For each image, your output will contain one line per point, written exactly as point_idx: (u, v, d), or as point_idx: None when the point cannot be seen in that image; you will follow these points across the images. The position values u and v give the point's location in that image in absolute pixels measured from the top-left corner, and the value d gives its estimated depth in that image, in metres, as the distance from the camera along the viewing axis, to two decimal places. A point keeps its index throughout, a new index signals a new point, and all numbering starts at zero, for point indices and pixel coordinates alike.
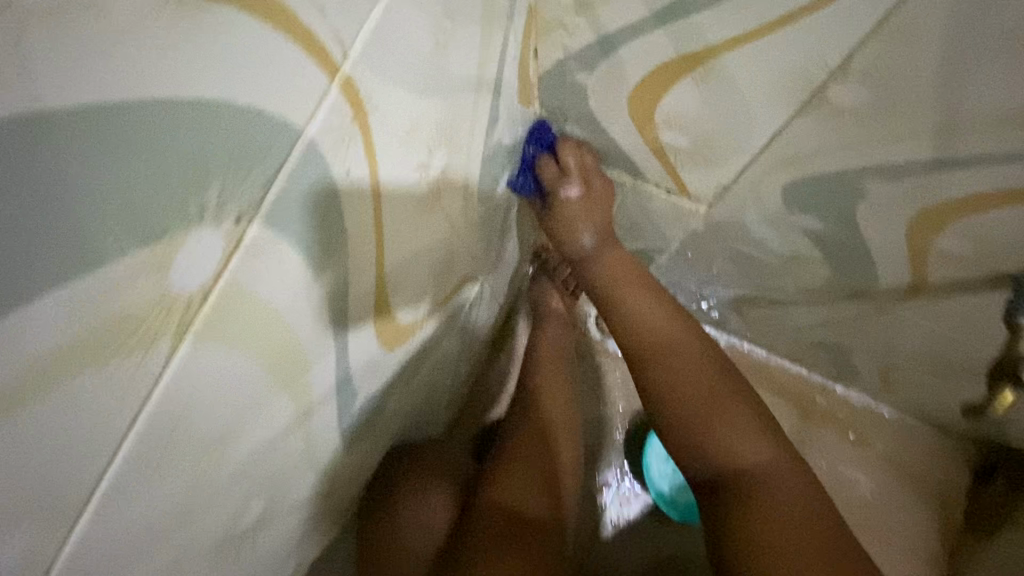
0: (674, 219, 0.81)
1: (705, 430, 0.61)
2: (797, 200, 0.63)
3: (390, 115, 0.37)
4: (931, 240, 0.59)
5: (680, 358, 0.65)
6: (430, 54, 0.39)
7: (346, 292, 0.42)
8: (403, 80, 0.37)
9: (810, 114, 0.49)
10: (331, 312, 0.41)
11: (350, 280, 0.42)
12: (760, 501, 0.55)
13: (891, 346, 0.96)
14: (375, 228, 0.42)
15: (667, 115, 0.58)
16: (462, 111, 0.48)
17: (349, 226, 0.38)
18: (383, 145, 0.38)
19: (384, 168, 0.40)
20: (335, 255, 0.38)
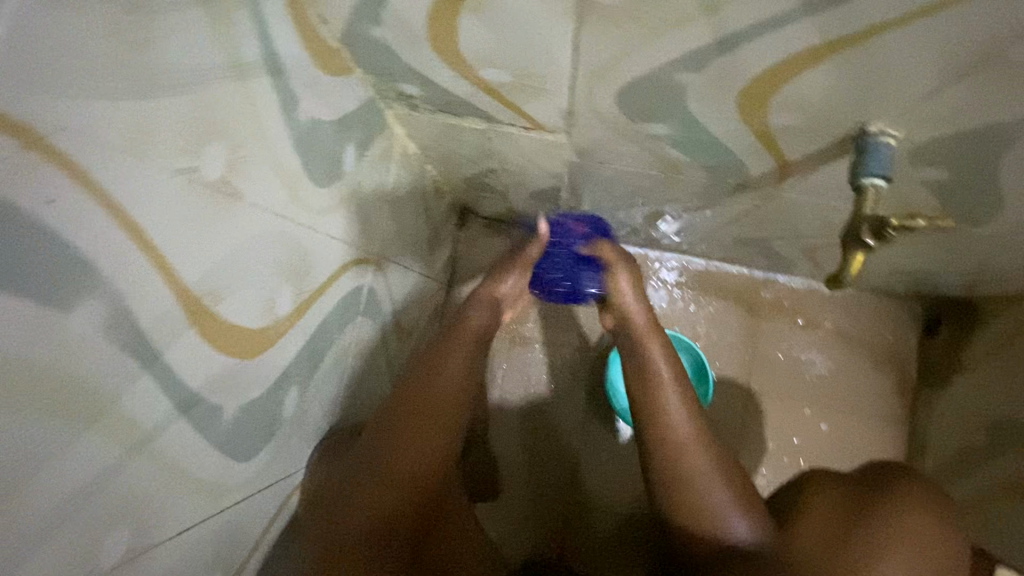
0: (546, 151, 0.80)
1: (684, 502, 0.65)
2: (633, 108, 0.62)
3: (93, 129, 0.34)
4: (766, 120, 0.58)
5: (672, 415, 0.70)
6: (131, 55, 0.36)
7: (129, 310, 0.39)
8: (97, 86, 0.34)
9: (591, 19, 0.47)
10: (117, 339, 0.39)
11: (127, 301, 0.39)
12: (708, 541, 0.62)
13: (799, 230, 0.96)
14: (136, 243, 0.39)
15: (475, 53, 0.56)
16: (229, 102, 0.45)
17: (88, 249, 0.35)
18: (98, 163, 0.35)
19: (120, 186, 0.37)
20: (84, 276, 0.35)
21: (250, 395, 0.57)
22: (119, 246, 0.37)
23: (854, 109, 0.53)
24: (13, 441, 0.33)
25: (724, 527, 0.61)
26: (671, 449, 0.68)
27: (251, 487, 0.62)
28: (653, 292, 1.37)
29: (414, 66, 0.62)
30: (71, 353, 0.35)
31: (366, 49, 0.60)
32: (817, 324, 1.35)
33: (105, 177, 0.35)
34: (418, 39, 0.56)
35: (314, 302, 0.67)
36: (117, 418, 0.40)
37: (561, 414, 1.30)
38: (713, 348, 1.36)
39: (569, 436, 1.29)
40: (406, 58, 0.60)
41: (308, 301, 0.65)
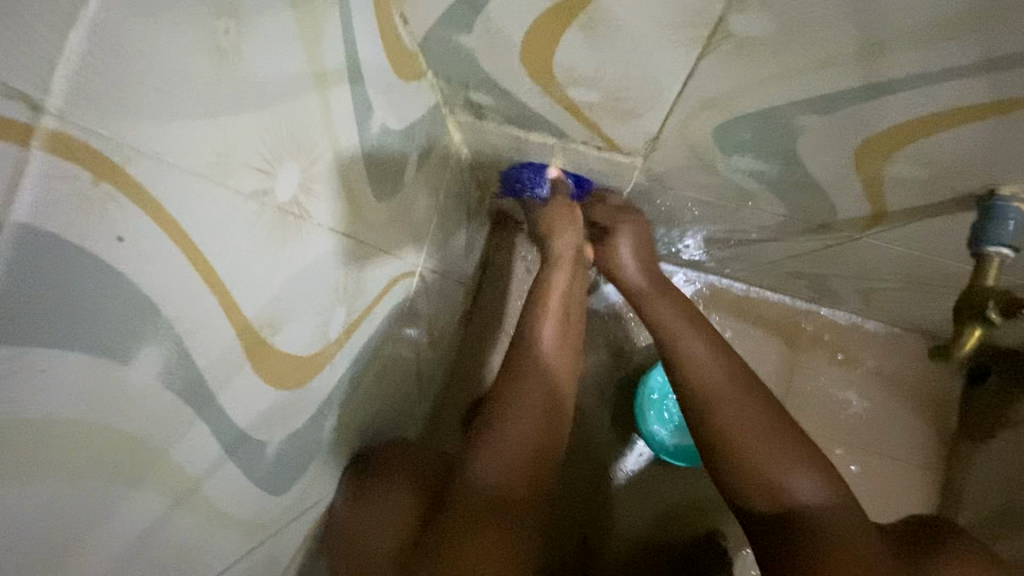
0: (613, 173, 0.75)
1: (750, 463, 0.58)
2: (730, 142, 0.56)
3: (171, 153, 0.29)
4: (880, 168, 0.53)
5: (726, 390, 0.63)
6: (216, 66, 0.31)
7: (189, 353, 0.35)
8: (180, 104, 0.29)
9: (720, 50, 0.41)
10: (172, 385, 0.34)
11: (187, 343, 0.34)
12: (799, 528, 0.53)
13: (864, 271, 0.91)
14: (204, 278, 0.34)
15: (569, 71, 0.51)
16: (307, 114, 0.40)
17: (153, 290, 0.30)
18: (172, 191, 0.30)
19: (192, 216, 0.32)
20: (147, 321, 0.30)
21: (293, 425, 0.52)
22: (186, 285, 0.33)
23: (989, 168, 0.47)
24: (55, 510, 0.29)
25: (799, 488, 0.55)
26: (711, 391, 0.64)
27: (285, 517, 0.57)
28: None
29: (493, 76, 0.56)
30: (125, 408, 0.31)
31: (443, 54, 0.55)
32: (857, 361, 1.30)
33: (178, 208, 0.31)
34: (507, 49, 0.50)
35: (361, 321, 0.63)
36: (166, 470, 0.36)
37: (579, 436, 1.18)
38: None
39: (582, 457, 1.17)
40: (486, 67, 0.55)
41: (356, 321, 0.60)
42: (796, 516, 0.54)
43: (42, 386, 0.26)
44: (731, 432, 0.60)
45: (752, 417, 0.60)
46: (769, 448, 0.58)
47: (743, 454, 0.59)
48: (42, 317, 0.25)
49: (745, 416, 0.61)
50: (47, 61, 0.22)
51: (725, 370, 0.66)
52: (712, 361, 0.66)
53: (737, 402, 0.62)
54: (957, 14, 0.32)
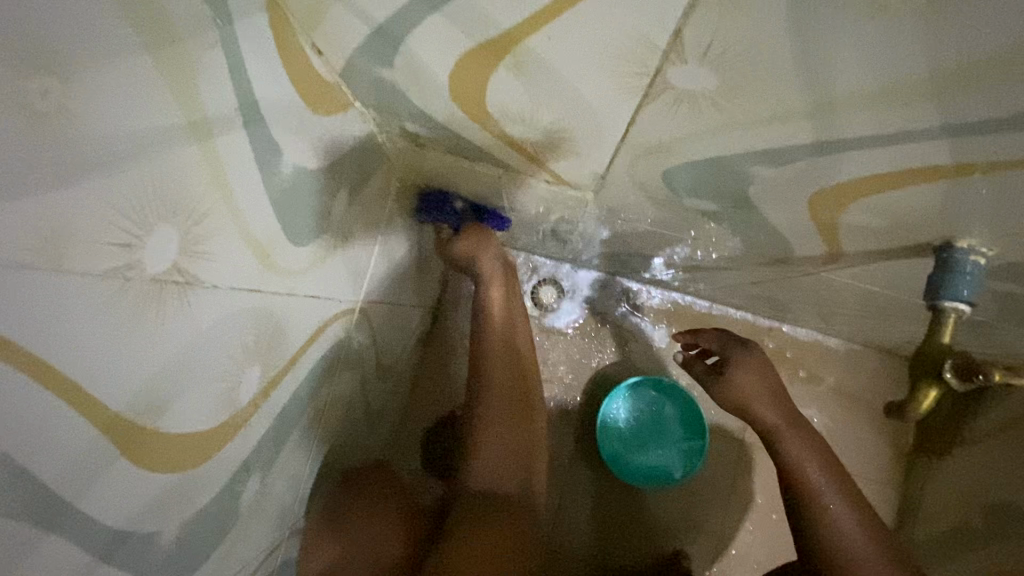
0: (565, 204, 0.71)
1: (845, 553, 0.64)
2: (681, 183, 0.52)
3: None
4: (836, 215, 0.50)
5: (822, 471, 0.69)
6: (39, 133, 0.25)
7: (24, 467, 0.29)
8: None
9: (660, 100, 0.38)
10: (0, 512, 0.28)
11: (19, 457, 0.28)
12: None
13: (824, 298, 0.89)
14: (41, 380, 0.28)
15: (504, 109, 0.46)
16: (188, 170, 0.35)
17: None
18: None
19: (13, 315, 0.26)
20: None
21: (197, 504, 0.46)
22: (9, 391, 0.27)
23: (948, 219, 0.44)
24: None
25: None
26: (809, 504, 0.68)
27: None
28: None
29: (424, 109, 0.51)
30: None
31: (368, 85, 0.50)
32: (818, 378, 1.29)
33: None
34: (435, 85, 0.46)
35: (285, 371, 0.57)
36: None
37: None
38: None
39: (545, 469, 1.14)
40: (416, 100, 0.50)
41: (278, 375, 0.55)
42: None
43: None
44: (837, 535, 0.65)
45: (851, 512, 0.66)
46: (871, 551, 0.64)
47: (840, 550, 0.64)
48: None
49: (842, 516, 0.66)
50: None
51: (821, 464, 0.69)
52: (816, 467, 0.69)
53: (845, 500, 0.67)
54: (910, 79, 0.29)
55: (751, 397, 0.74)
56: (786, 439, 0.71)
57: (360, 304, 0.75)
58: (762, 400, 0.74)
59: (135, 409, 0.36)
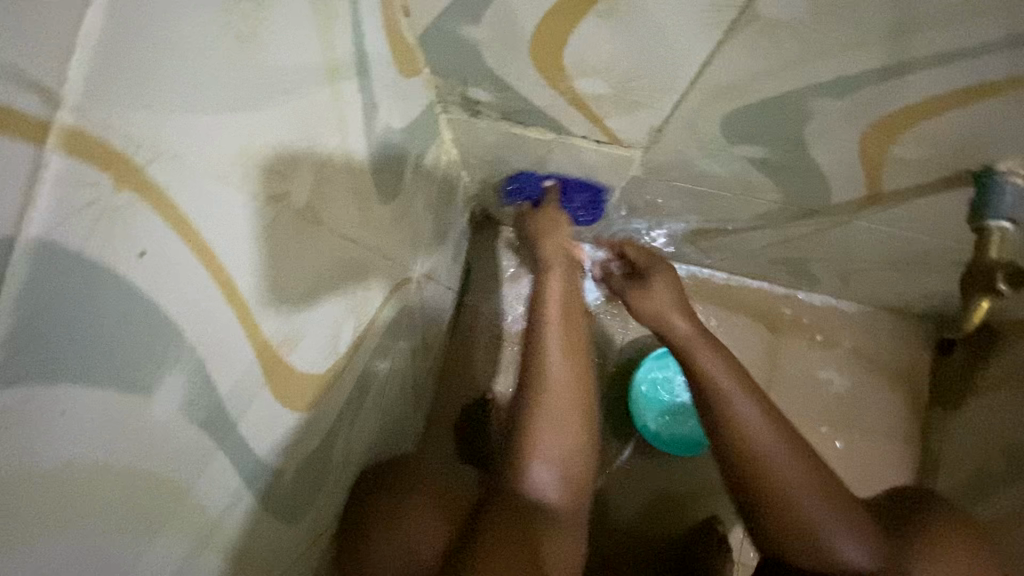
0: (610, 167, 0.74)
1: (754, 446, 0.61)
2: (737, 130, 0.56)
3: (192, 157, 0.26)
4: (884, 149, 0.54)
5: (723, 379, 0.65)
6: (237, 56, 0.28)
7: (211, 379, 0.31)
8: (201, 96, 0.26)
9: (742, 34, 0.41)
10: (196, 416, 0.30)
11: (209, 367, 0.31)
12: (768, 480, 0.59)
13: (848, 253, 0.94)
14: (225, 293, 0.31)
15: (579, 61, 0.50)
16: (322, 111, 0.37)
17: (178, 309, 0.27)
18: (194, 200, 0.27)
19: (211, 225, 0.28)
20: (171, 345, 0.27)
21: (307, 449, 0.48)
22: (208, 300, 0.29)
23: (993, 143, 0.48)
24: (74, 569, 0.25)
25: (789, 480, 0.59)
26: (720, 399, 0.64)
27: (298, 551, 0.53)
28: None
29: (496, 70, 0.55)
30: (149, 444, 0.27)
31: (445, 48, 0.53)
32: (835, 341, 1.34)
33: (199, 214, 0.27)
34: (516, 41, 0.49)
35: (367, 329, 0.59)
36: (190, 510, 0.32)
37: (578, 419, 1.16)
38: None
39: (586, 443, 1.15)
40: (490, 60, 0.53)
41: (363, 331, 0.57)
42: (767, 484, 0.59)
43: (54, 431, 0.22)
44: (739, 437, 0.61)
45: (741, 417, 0.62)
46: (778, 442, 0.60)
47: (753, 444, 0.61)
48: (56, 349, 0.21)
49: (753, 418, 0.62)
50: (64, 48, 0.19)
51: (711, 377, 0.65)
52: (717, 370, 0.65)
53: (746, 408, 0.62)
54: None
55: (665, 308, 0.74)
56: (689, 348, 0.69)
57: (416, 274, 0.79)
58: (681, 308, 0.74)
59: (278, 336, 0.38)
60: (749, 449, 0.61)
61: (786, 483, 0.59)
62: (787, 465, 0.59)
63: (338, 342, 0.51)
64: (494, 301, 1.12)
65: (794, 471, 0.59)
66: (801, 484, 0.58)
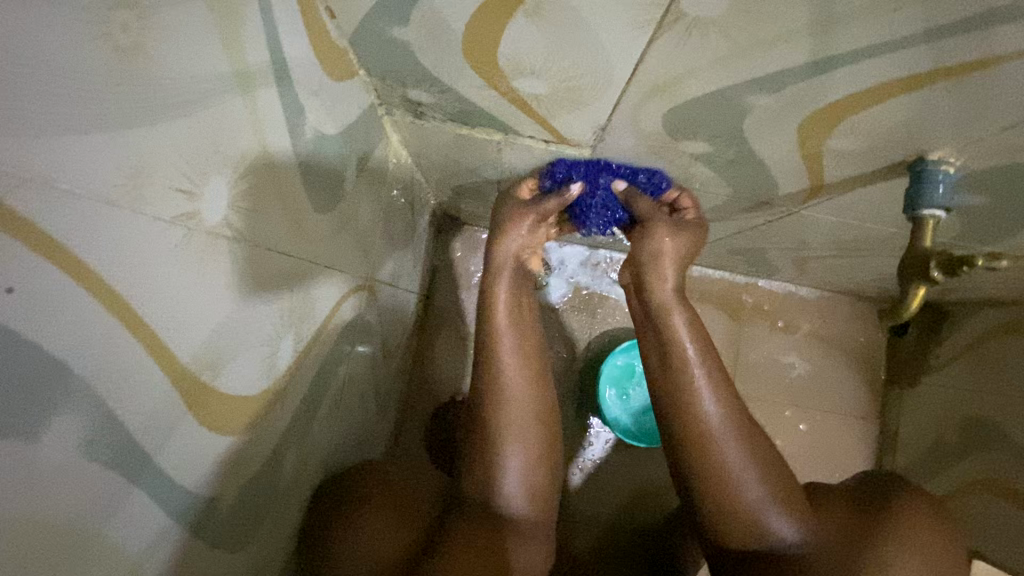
0: (561, 165, 0.74)
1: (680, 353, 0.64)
2: (679, 126, 0.56)
3: (67, 182, 0.24)
4: (821, 141, 0.54)
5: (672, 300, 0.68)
6: (117, 69, 0.26)
7: (116, 414, 0.29)
8: (71, 110, 0.24)
9: (671, 32, 0.41)
10: (99, 456, 0.29)
11: (113, 404, 0.29)
12: (677, 383, 0.63)
13: (801, 242, 0.95)
14: (128, 321, 0.29)
15: (514, 61, 0.49)
16: (235, 121, 0.35)
17: (65, 345, 0.25)
18: (76, 227, 0.25)
19: (102, 252, 0.27)
20: (60, 384, 0.25)
21: (248, 471, 0.46)
22: (104, 329, 0.27)
23: (923, 133, 0.49)
24: None
25: (696, 386, 0.62)
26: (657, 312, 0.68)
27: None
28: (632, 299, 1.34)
29: (433, 71, 0.53)
30: (42, 492, 0.26)
31: (378, 49, 0.51)
32: (795, 327, 1.37)
33: (83, 238, 0.25)
34: (448, 41, 0.48)
35: (312, 343, 0.57)
36: (102, 555, 0.30)
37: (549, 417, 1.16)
38: None
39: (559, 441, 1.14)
40: (426, 61, 0.51)
41: (308, 346, 0.55)
42: (674, 387, 0.63)
43: None
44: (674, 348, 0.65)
45: (676, 333, 0.66)
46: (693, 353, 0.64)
47: (678, 353, 0.64)
48: None
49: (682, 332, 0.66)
50: None
51: (667, 298, 0.68)
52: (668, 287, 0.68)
53: (681, 325, 0.66)
54: None
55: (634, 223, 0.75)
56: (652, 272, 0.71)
57: (370, 281, 0.77)
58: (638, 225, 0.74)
59: (200, 363, 0.36)
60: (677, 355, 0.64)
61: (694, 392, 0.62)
62: (698, 372, 0.63)
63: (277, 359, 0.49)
64: (458, 302, 1.10)
65: (709, 386, 0.62)
66: (708, 399, 0.61)
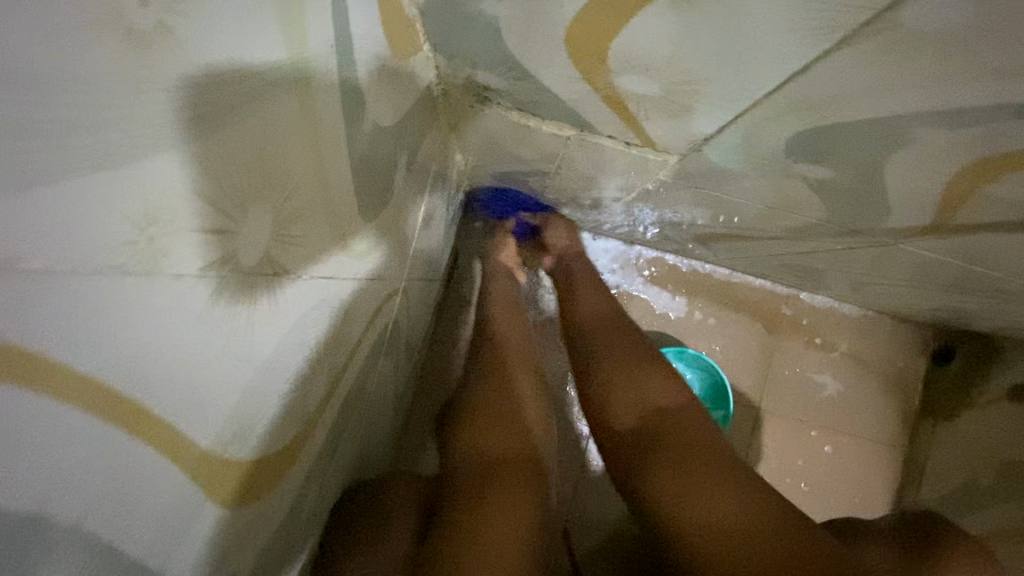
0: (633, 170, 0.64)
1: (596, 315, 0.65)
2: (803, 149, 0.46)
3: (72, 279, 0.17)
4: (975, 187, 0.45)
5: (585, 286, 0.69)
6: (145, 102, 0.18)
7: (118, 546, 0.23)
8: (74, 174, 0.16)
9: (867, 44, 0.31)
10: None
11: (114, 537, 0.22)
12: (596, 336, 0.62)
13: (872, 269, 0.87)
14: (127, 427, 0.21)
15: (629, 57, 0.39)
16: (287, 129, 0.27)
17: (58, 485, 0.19)
18: (83, 335, 0.18)
19: (120, 353, 0.20)
20: (46, 543, 0.19)
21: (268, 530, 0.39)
22: (82, 452, 0.19)
23: None
24: None
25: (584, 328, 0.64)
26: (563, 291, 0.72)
27: None
28: (668, 301, 1.22)
29: (519, 57, 0.43)
30: None
31: (457, 27, 0.41)
32: (832, 345, 1.26)
33: (55, 343, 0.17)
34: (550, 27, 0.38)
35: (344, 365, 0.49)
36: None
37: None
38: (727, 364, 1.24)
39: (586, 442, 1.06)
40: (513, 46, 0.42)
41: (340, 369, 0.48)
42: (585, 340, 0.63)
43: None
44: (592, 314, 0.65)
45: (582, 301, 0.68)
46: (608, 313, 0.65)
47: (591, 318, 0.65)
48: None
49: (596, 297, 0.68)
50: None
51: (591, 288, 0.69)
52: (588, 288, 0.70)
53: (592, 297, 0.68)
54: None
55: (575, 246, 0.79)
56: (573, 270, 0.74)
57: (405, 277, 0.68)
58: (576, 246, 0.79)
59: (228, 440, 0.29)
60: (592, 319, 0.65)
61: (603, 335, 0.61)
62: (602, 314, 0.65)
63: (308, 397, 0.41)
64: None
65: (607, 331, 0.62)
66: (621, 345, 0.60)
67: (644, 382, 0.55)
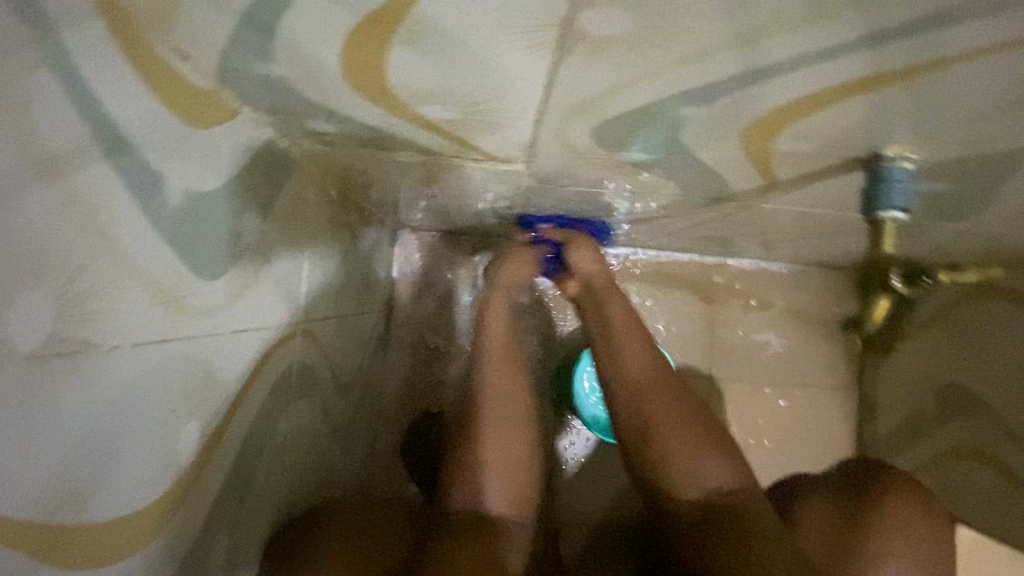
0: (496, 180, 0.67)
1: (637, 381, 0.62)
2: (608, 138, 0.50)
3: None
4: (769, 145, 0.49)
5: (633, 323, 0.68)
6: None
7: None
8: None
9: (577, 52, 0.35)
10: None
11: None
12: (647, 402, 0.60)
13: (764, 228, 0.91)
14: None
15: (409, 88, 0.42)
16: (54, 223, 0.30)
17: None
18: None
19: None
20: None
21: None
22: None
23: (883, 129, 0.45)
24: None
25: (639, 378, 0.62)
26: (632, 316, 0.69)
27: None
28: None
29: (325, 102, 0.46)
30: None
31: (259, 88, 0.44)
32: (769, 304, 1.28)
33: None
34: (329, 74, 0.41)
35: (231, 417, 0.51)
36: None
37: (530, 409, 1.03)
38: (671, 341, 1.26)
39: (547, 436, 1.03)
40: (311, 94, 0.45)
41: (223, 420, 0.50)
42: (634, 399, 0.61)
43: None
44: (632, 377, 0.63)
45: (637, 337, 0.66)
46: (651, 370, 0.63)
47: (629, 374, 0.62)
48: None
49: (632, 343, 0.65)
50: None
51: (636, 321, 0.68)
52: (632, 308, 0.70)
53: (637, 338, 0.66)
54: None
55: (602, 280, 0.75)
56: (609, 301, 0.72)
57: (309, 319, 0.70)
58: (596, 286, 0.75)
59: (49, 505, 0.32)
60: (649, 372, 0.62)
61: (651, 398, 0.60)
62: (644, 368, 0.63)
63: (176, 454, 0.44)
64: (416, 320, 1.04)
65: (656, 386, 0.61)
66: (669, 410, 0.59)
67: (696, 450, 0.56)
